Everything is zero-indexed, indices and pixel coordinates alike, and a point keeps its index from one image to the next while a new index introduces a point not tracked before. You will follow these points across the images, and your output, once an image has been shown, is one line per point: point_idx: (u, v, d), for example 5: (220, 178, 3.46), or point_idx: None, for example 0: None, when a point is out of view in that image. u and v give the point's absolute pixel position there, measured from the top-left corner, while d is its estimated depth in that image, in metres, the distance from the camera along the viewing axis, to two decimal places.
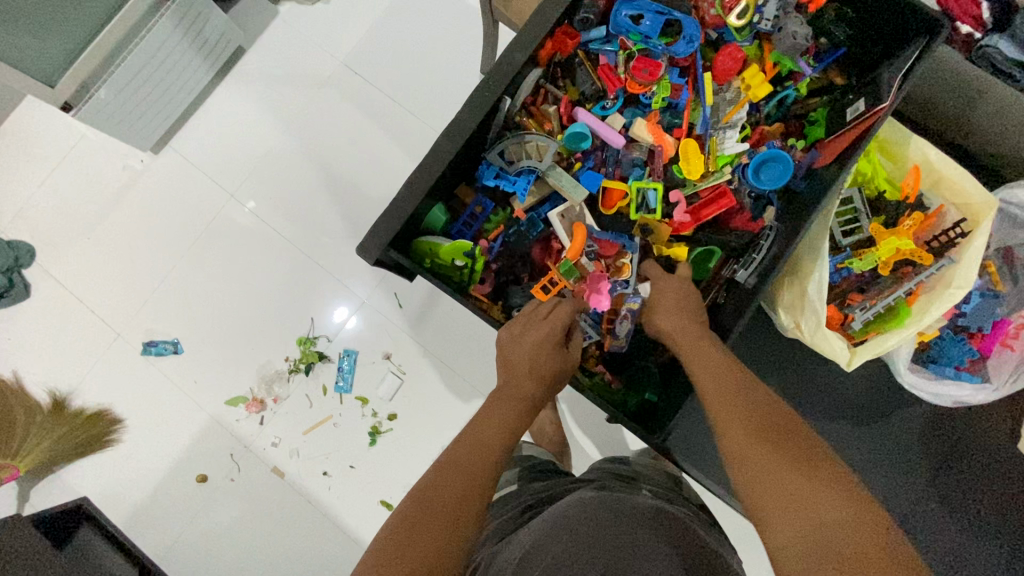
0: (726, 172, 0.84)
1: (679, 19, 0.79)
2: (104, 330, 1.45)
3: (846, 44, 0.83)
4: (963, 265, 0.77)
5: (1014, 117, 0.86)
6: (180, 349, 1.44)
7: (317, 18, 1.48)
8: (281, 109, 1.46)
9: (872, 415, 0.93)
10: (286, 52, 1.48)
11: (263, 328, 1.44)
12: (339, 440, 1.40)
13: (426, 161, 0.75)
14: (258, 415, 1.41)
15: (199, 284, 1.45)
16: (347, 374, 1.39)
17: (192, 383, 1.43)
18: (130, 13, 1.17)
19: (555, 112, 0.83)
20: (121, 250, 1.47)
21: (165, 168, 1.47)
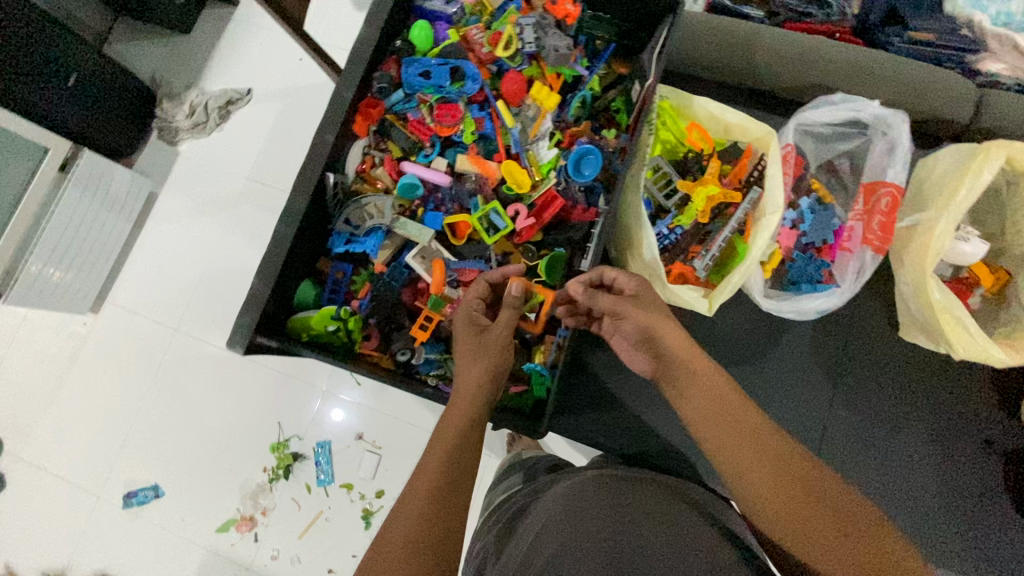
0: (551, 177, 0.93)
1: (459, 64, 0.91)
2: (83, 495, 1.47)
3: (615, 39, 0.94)
4: (770, 190, 0.84)
5: (788, 54, 0.98)
6: (161, 493, 1.46)
7: (211, 146, 1.58)
8: (202, 237, 1.55)
9: (765, 347, 0.95)
10: (193, 185, 1.58)
11: (233, 446, 1.47)
12: (335, 533, 1.40)
13: (271, 248, 0.82)
14: (251, 532, 1.42)
15: (166, 422, 1.49)
16: (326, 466, 1.41)
17: (180, 521, 1.44)
18: (36, 196, 1.25)
19: (383, 172, 0.92)
20: (85, 412, 1.51)
21: (109, 324, 1.54)
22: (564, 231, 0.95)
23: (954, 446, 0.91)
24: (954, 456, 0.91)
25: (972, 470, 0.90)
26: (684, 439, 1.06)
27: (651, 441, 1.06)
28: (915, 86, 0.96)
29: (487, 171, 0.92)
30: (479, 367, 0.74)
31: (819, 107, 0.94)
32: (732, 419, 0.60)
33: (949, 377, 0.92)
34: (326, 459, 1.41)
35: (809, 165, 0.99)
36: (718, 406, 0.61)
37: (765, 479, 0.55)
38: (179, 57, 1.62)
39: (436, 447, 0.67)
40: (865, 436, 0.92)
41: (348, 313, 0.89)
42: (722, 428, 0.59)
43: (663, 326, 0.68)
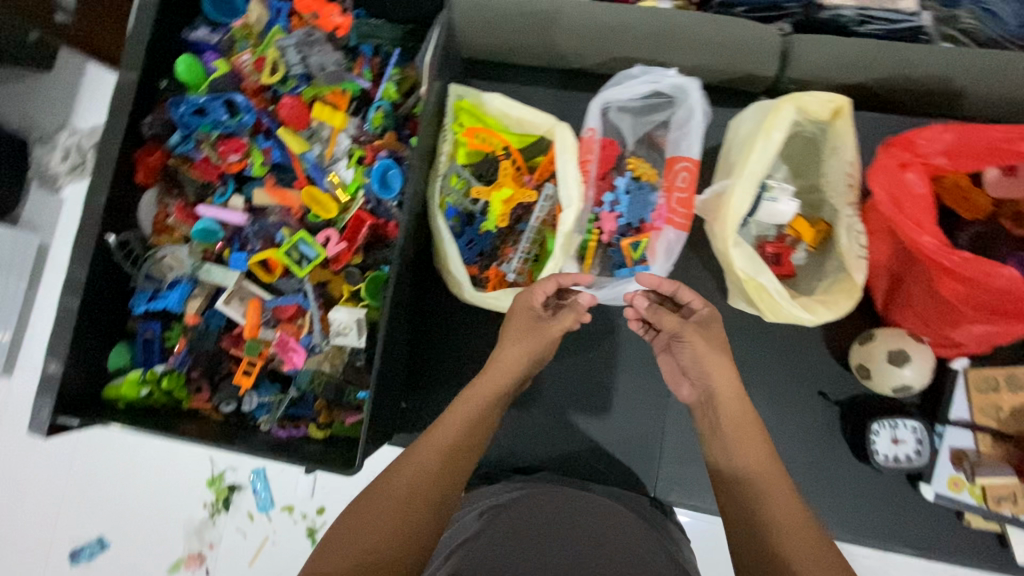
0: (359, 197, 0.90)
1: (233, 95, 0.86)
2: (31, 558, 1.32)
3: (399, 42, 0.91)
4: (564, 183, 0.82)
5: (588, 29, 0.93)
6: (107, 545, 1.31)
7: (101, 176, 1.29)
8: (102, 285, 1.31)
9: (594, 340, 0.98)
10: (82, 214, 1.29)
11: (176, 489, 1.32)
12: (282, 558, 1.28)
13: (59, 322, 0.79)
14: (202, 568, 1.30)
15: (110, 476, 1.34)
16: (264, 494, 1.28)
17: (131, 566, 1.31)
18: None
19: (177, 220, 0.88)
20: (18, 478, 1.35)
21: (22, 387, 1.32)
22: (382, 249, 0.92)
23: (797, 400, 0.92)
24: (805, 406, 0.92)
25: (821, 417, 0.92)
26: None
27: (528, 448, 0.98)
28: (718, 46, 0.92)
29: (288, 201, 0.89)
30: (512, 353, 0.76)
31: (621, 83, 0.91)
32: (743, 431, 0.66)
33: (787, 332, 0.93)
34: (263, 485, 1.28)
35: (627, 142, 0.97)
36: (744, 429, 0.66)
37: (777, 491, 0.59)
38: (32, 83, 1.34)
39: (456, 413, 0.68)
40: None
41: (159, 373, 0.86)
42: (746, 446, 0.65)
43: (721, 354, 0.70)
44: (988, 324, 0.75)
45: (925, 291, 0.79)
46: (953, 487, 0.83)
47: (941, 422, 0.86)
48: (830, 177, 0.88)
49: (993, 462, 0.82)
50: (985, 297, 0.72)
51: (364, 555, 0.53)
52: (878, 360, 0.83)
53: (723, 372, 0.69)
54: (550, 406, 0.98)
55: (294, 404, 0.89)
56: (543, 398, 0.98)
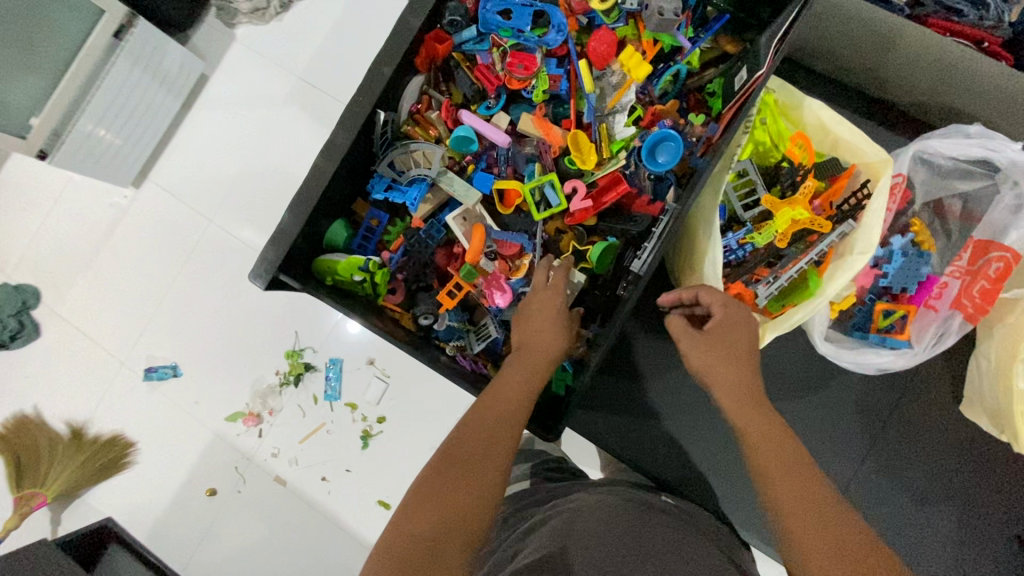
0: (620, 157, 0.83)
1: (544, 9, 0.79)
2: (108, 360, 1.38)
3: (730, 10, 0.81)
4: (865, 229, 0.73)
5: (930, 63, 0.82)
6: (179, 373, 1.36)
7: (280, 33, 1.35)
8: (250, 132, 1.36)
9: (782, 392, 0.87)
10: (260, 61, 1.36)
11: (257, 348, 1.34)
12: (334, 448, 1.30)
13: (308, 181, 0.76)
14: (257, 428, 1.32)
15: (200, 312, 1.37)
16: (336, 383, 1.29)
17: (193, 401, 1.35)
18: (87, 56, 1.13)
19: (438, 118, 0.83)
20: (116, 283, 1.40)
21: (150, 202, 1.39)
22: (621, 220, 0.84)
23: (956, 519, 0.86)
24: (961, 527, 0.86)
25: (960, 544, 0.86)
26: (699, 453, 0.97)
27: (671, 463, 0.98)
28: None
29: (551, 137, 0.83)
30: (553, 346, 0.74)
31: (947, 136, 0.80)
32: (773, 449, 0.63)
33: (976, 451, 0.85)
34: (336, 376, 1.30)
35: (913, 200, 0.86)
36: (775, 451, 0.63)
37: (806, 517, 0.57)
38: None
39: (500, 397, 0.68)
40: (873, 492, 0.87)
41: (376, 265, 0.83)
42: (775, 470, 0.61)
43: (726, 365, 0.69)
44: None
45: None
46: None
47: None
48: None
49: None
50: None
51: (423, 536, 0.56)
52: None
53: (736, 407, 0.68)
54: (709, 434, 0.97)
55: (485, 340, 0.86)
56: (690, 418, 0.97)
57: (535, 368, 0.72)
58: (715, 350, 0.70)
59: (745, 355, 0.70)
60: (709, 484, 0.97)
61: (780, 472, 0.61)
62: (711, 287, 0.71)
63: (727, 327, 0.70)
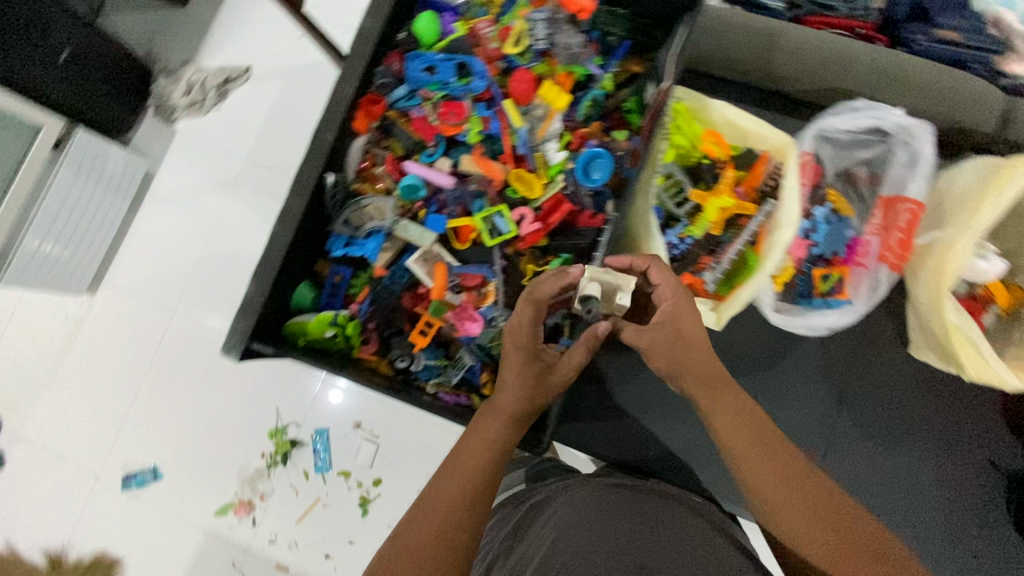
0: (559, 180, 0.89)
1: (465, 61, 0.87)
2: (81, 478, 1.33)
3: (630, 36, 0.90)
4: (786, 204, 0.80)
5: (811, 56, 0.93)
6: (159, 475, 1.31)
7: (220, 122, 1.39)
8: (202, 220, 1.38)
9: (746, 369, 0.93)
10: (203, 151, 1.39)
11: (238, 434, 1.32)
12: (333, 521, 1.27)
13: (270, 251, 0.79)
14: (250, 516, 1.28)
15: (172, 409, 1.33)
16: (324, 454, 1.28)
17: (178, 502, 1.30)
18: (28, 173, 1.15)
19: (384, 172, 0.88)
20: (82, 395, 1.36)
21: (108, 306, 1.38)
22: (569, 236, 0.91)
23: (933, 462, 0.91)
24: (940, 468, 0.91)
25: (940, 486, 0.90)
26: (686, 447, 1.01)
27: (665, 462, 1.01)
28: (934, 94, 0.93)
29: (492, 172, 0.89)
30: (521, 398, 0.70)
31: (839, 114, 0.90)
32: (749, 431, 0.63)
33: (933, 394, 0.91)
34: (324, 446, 1.28)
35: (826, 173, 0.95)
36: (750, 436, 0.63)
37: (788, 498, 0.59)
38: (171, 27, 1.40)
39: (460, 466, 0.65)
40: (851, 451, 0.91)
41: (346, 318, 0.86)
42: (757, 454, 0.62)
43: (689, 352, 0.69)
44: None
45: None
46: None
47: None
48: None
49: None
50: None
51: None
52: None
53: (706, 394, 0.67)
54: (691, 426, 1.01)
55: (465, 370, 0.88)
56: (672, 415, 1.01)
57: (499, 423, 0.69)
58: (666, 348, 0.70)
59: (698, 344, 0.69)
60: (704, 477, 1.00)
61: (761, 459, 0.61)
62: (660, 266, 0.74)
63: (673, 314, 0.71)
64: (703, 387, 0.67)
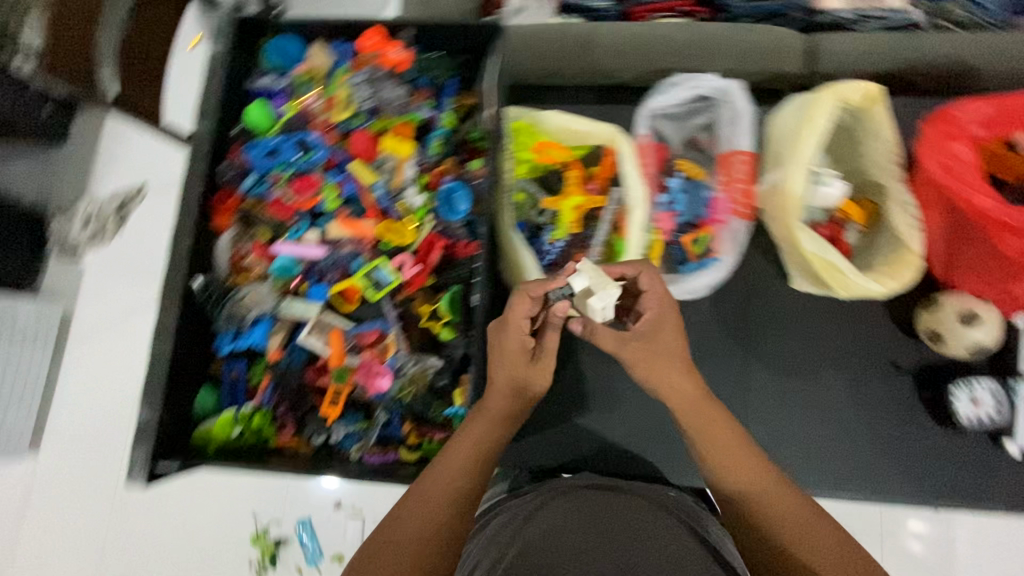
0: (427, 221, 0.92)
1: (304, 136, 0.90)
2: None
3: (456, 74, 0.94)
4: (629, 186, 0.87)
5: (625, 50, 1.00)
6: None
7: (120, 246, 1.29)
8: (119, 353, 1.26)
9: None
10: (110, 282, 1.27)
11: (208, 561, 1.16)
12: None
13: (151, 370, 0.80)
14: None
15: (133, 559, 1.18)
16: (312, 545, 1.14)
17: None
18: None
19: (254, 259, 0.89)
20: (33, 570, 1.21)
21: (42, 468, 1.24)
22: (453, 269, 0.93)
23: (852, 381, 0.94)
24: (861, 385, 0.94)
25: (868, 403, 0.94)
26: (639, 436, 1.00)
27: (623, 458, 0.99)
28: (744, 54, 1.00)
29: (360, 231, 0.90)
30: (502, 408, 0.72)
31: (664, 92, 0.97)
32: (724, 445, 0.68)
33: (831, 318, 0.95)
34: (311, 536, 1.15)
35: (674, 147, 1.01)
36: (727, 450, 0.67)
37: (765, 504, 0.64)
38: (45, 157, 1.29)
39: (442, 475, 0.67)
40: (777, 393, 0.94)
41: (250, 411, 0.86)
42: (732, 469, 0.66)
43: (672, 370, 0.70)
44: None
45: (984, 252, 0.84)
46: None
47: (1014, 379, 0.90)
48: (874, 159, 0.93)
49: None
50: None
51: None
52: (950, 325, 0.86)
53: (686, 409, 0.69)
54: (633, 415, 1.00)
55: (383, 427, 0.89)
56: (613, 408, 1.01)
57: (479, 432, 0.70)
58: (648, 356, 0.70)
59: (674, 352, 0.70)
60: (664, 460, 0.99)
61: (739, 472, 0.66)
62: (653, 273, 0.72)
63: (659, 324, 0.70)
64: (686, 404, 0.70)
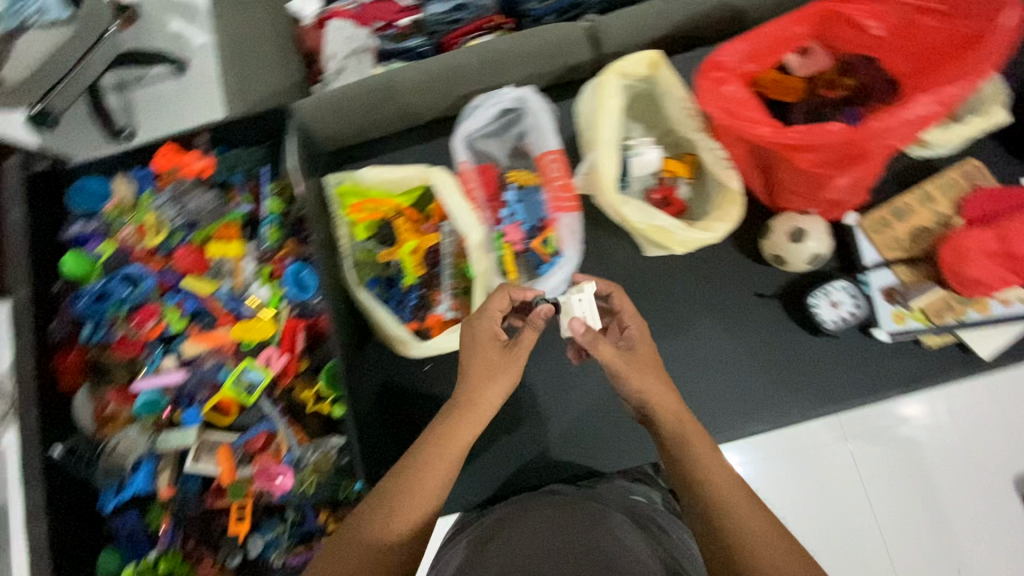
0: (282, 309, 0.91)
1: (129, 270, 0.88)
2: None
3: (265, 160, 0.95)
4: (457, 217, 0.90)
5: (427, 84, 1.00)
6: None
7: None
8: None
9: None
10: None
11: None
12: None
13: (32, 553, 0.76)
14: None
15: None
16: None
17: None
18: None
19: (117, 405, 0.88)
20: None
21: None
22: (321, 347, 0.92)
23: (726, 322, 0.98)
24: (735, 323, 0.98)
25: (748, 336, 0.98)
26: (560, 441, 1.01)
27: (550, 467, 1.00)
28: (540, 53, 1.02)
29: (217, 341, 0.89)
30: (484, 400, 0.69)
31: (471, 115, 0.99)
32: (699, 447, 0.64)
33: (687, 271, 1.00)
34: None
35: (502, 164, 1.06)
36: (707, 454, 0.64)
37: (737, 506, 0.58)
38: None
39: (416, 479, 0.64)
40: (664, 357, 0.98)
41: (154, 559, 0.83)
42: (709, 471, 0.61)
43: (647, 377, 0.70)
44: (846, 174, 0.84)
45: (789, 172, 0.87)
46: (898, 321, 0.92)
47: (862, 272, 0.94)
48: (676, 116, 0.98)
49: (917, 287, 0.92)
50: (833, 155, 0.80)
51: None
52: (783, 245, 0.91)
53: (662, 414, 0.68)
54: (547, 422, 1.02)
55: (298, 524, 0.88)
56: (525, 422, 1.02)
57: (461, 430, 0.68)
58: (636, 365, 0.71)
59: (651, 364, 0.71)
60: (589, 454, 1.01)
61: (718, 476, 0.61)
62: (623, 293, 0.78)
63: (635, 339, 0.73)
64: (660, 405, 0.68)
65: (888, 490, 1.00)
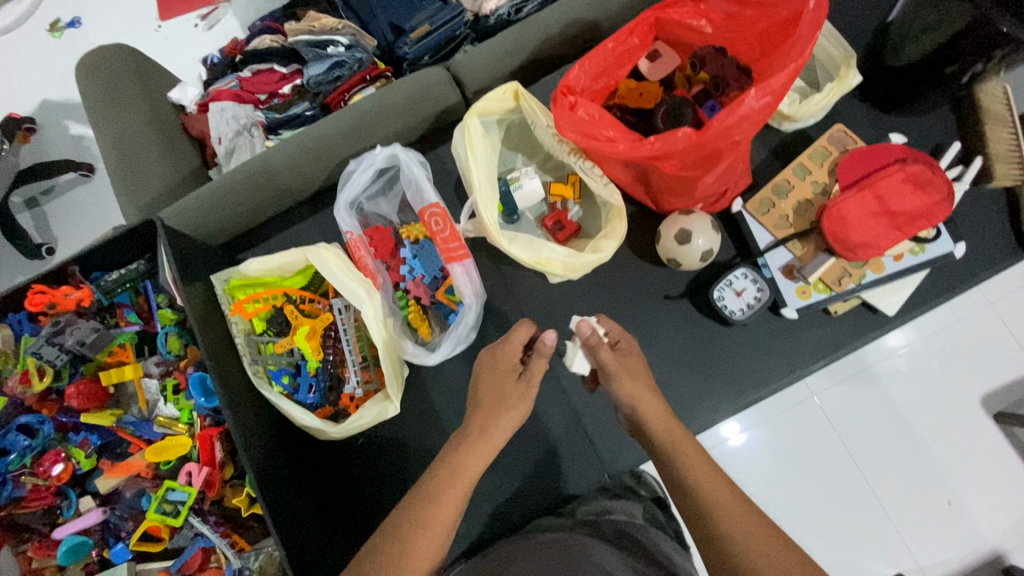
0: (194, 421, 0.89)
1: (26, 418, 0.86)
2: None
3: (147, 275, 0.94)
4: (349, 291, 0.89)
5: (301, 160, 0.99)
6: None
7: None
8: None
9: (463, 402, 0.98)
10: None
11: None
12: None
13: None
14: None
15: None
16: None
17: None
18: None
19: (41, 559, 0.85)
20: None
21: None
22: None
23: (643, 331, 0.98)
24: (653, 329, 0.99)
25: (669, 338, 0.98)
26: (513, 490, 0.96)
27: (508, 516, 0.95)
28: (407, 106, 1.01)
29: (132, 469, 0.87)
30: (495, 433, 0.70)
31: (350, 182, 0.98)
32: (689, 449, 0.66)
33: (596, 289, 1.01)
34: None
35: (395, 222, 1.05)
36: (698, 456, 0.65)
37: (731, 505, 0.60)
38: None
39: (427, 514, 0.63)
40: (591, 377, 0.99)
41: None
42: (701, 473, 0.63)
43: (636, 384, 0.72)
44: (710, 171, 0.85)
45: (666, 180, 0.88)
46: (803, 295, 0.93)
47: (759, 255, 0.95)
48: (548, 143, 0.99)
49: (811, 258, 0.93)
50: (694, 158, 0.80)
51: None
52: (675, 249, 0.92)
53: (652, 419, 0.70)
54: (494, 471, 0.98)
55: None
56: None
57: (473, 460, 0.68)
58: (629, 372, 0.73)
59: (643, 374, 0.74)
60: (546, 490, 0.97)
61: (708, 476, 0.63)
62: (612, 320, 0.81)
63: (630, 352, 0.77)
64: (648, 410, 0.70)
65: (862, 435, 1.12)
